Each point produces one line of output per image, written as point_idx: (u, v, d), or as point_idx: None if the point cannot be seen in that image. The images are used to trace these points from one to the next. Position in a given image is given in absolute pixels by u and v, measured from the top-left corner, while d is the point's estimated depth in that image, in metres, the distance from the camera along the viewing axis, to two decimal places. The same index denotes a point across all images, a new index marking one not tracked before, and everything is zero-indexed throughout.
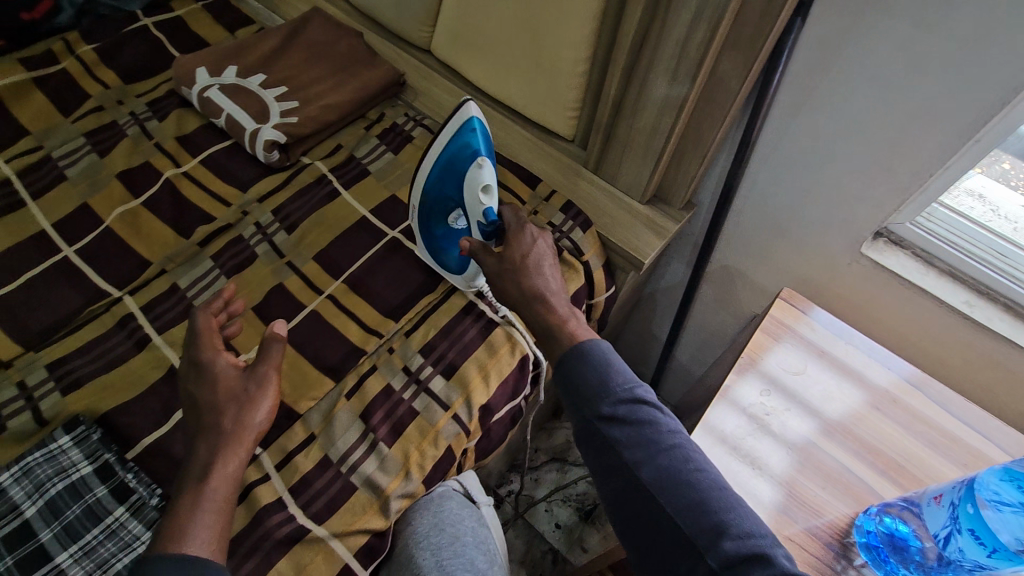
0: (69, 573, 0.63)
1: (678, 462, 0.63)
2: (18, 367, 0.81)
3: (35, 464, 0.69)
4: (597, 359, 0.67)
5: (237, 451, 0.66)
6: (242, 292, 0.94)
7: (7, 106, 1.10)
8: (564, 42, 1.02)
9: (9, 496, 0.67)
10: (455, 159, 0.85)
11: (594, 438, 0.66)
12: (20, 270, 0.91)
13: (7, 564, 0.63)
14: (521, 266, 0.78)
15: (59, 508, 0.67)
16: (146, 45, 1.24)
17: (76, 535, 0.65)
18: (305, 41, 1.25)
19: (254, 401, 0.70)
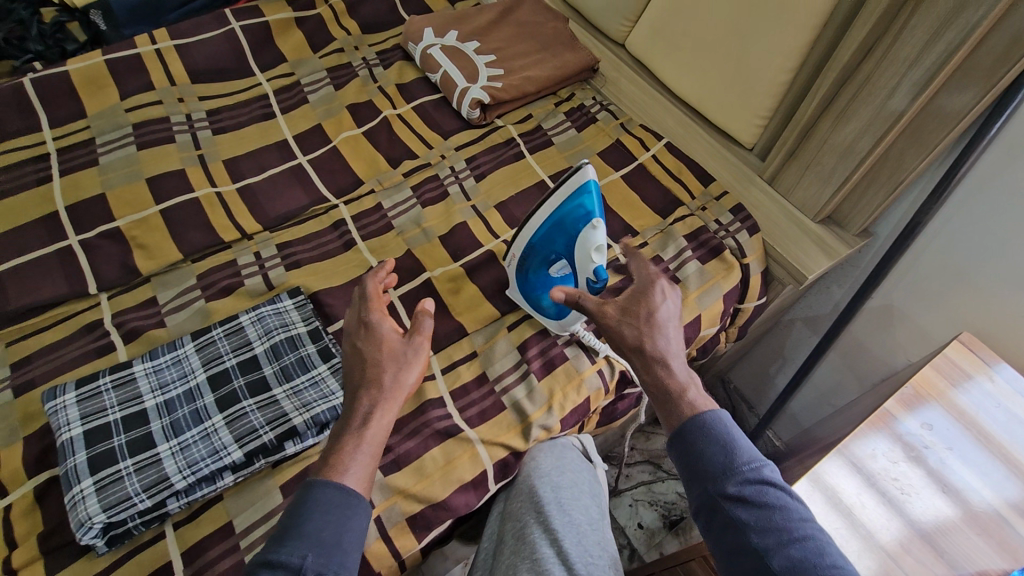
0: (283, 404, 0.76)
1: (812, 557, 0.58)
2: (257, 241, 0.98)
3: (266, 314, 0.84)
4: (718, 434, 0.66)
5: (388, 409, 0.68)
6: (431, 222, 1.04)
7: (272, 35, 1.29)
8: (773, 51, 1.04)
9: (245, 333, 0.82)
10: (566, 218, 0.78)
11: (717, 518, 0.63)
12: (266, 167, 1.09)
13: (238, 384, 0.77)
14: (643, 322, 0.74)
15: (280, 352, 0.81)
16: (383, 3, 1.40)
17: (289, 376, 0.79)
18: (516, 17, 1.35)
19: (406, 368, 0.70)
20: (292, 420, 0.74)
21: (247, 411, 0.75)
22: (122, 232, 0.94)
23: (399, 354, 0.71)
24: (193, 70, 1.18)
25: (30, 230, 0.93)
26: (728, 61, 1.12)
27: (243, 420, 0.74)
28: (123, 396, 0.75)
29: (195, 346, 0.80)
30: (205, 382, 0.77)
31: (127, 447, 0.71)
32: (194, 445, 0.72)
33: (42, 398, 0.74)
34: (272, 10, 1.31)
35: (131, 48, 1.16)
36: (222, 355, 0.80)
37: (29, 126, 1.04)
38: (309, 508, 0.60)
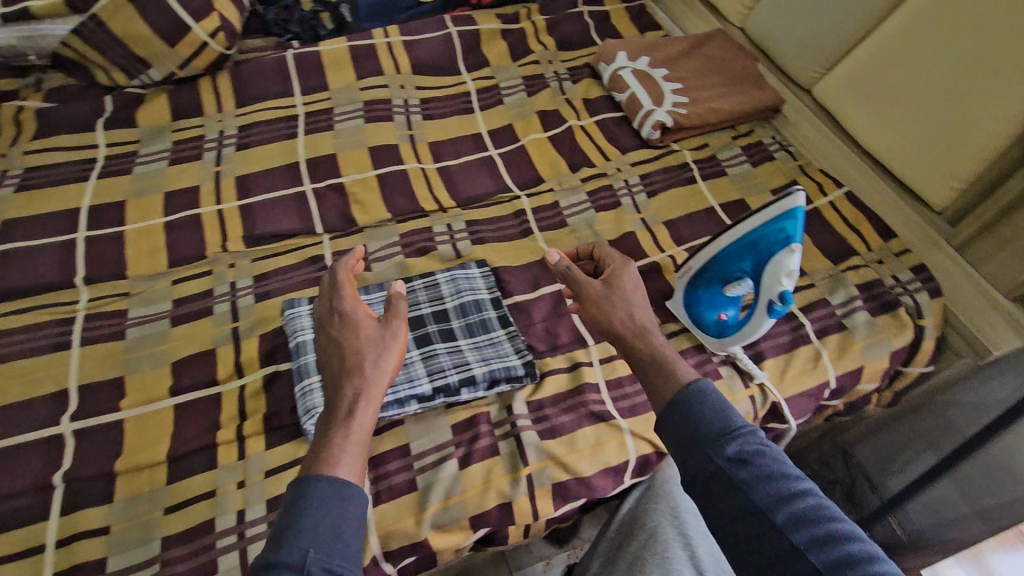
0: (466, 353, 0.87)
1: (817, 511, 0.54)
2: (450, 215, 1.09)
3: (460, 277, 0.96)
4: (713, 401, 0.62)
5: (371, 401, 0.69)
6: (603, 226, 1.10)
7: (481, 42, 1.44)
8: (991, 118, 1.01)
9: (440, 288, 0.93)
10: (762, 241, 0.78)
11: (716, 482, 0.57)
12: (462, 153, 1.22)
13: (432, 329, 0.89)
14: (631, 296, 0.79)
15: (467, 311, 0.92)
16: (579, 26, 1.52)
17: (473, 332, 0.90)
18: (706, 52, 1.40)
19: (384, 357, 0.72)
20: (473, 370, 0.85)
21: (438, 353, 0.87)
22: (345, 188, 1.11)
23: (379, 344, 0.73)
24: (414, 63, 1.35)
25: (276, 173, 1.12)
26: (934, 120, 1.09)
27: (435, 360, 0.85)
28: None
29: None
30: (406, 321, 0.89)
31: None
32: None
33: (282, 306, 0.89)
34: (484, 21, 1.47)
35: (369, 38, 1.35)
36: (420, 302, 0.92)
37: (285, 91, 1.25)
38: (303, 502, 0.57)
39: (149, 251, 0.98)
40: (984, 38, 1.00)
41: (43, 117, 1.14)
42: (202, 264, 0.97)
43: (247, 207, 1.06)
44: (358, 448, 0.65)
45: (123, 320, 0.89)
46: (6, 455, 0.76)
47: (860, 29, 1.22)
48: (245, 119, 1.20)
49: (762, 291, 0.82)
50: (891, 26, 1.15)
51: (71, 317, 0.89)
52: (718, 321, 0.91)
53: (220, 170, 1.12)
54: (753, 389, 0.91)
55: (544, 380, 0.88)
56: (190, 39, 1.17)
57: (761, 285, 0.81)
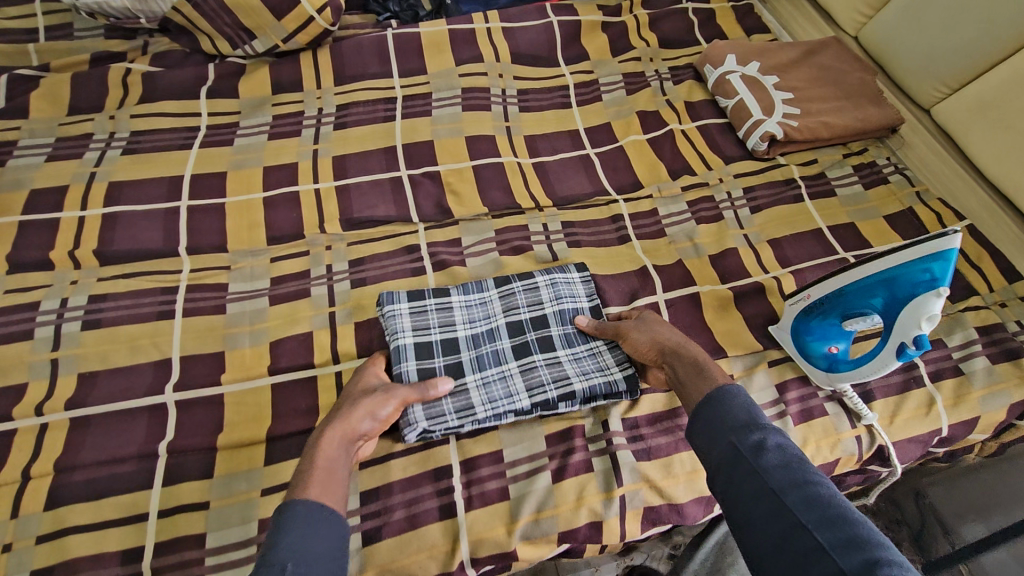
0: (565, 366, 0.84)
1: (830, 498, 0.58)
2: (545, 215, 1.06)
3: (559, 281, 0.93)
4: (742, 400, 0.68)
5: (342, 433, 0.70)
6: (703, 239, 1.05)
7: (580, 34, 1.39)
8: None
9: (539, 293, 0.91)
10: (902, 277, 0.73)
11: (738, 466, 0.62)
12: (559, 150, 1.18)
13: (532, 338, 0.87)
14: (650, 326, 0.83)
15: (566, 319, 0.89)
16: (682, 23, 1.45)
17: (572, 343, 0.87)
18: (820, 62, 1.32)
19: (369, 397, 0.74)
20: (573, 385, 0.81)
21: (537, 365, 0.84)
22: (441, 177, 1.08)
23: (364, 387, 0.77)
24: (513, 51, 1.31)
25: (373, 156, 1.11)
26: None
27: (534, 372, 0.83)
28: (442, 319, 0.88)
29: (498, 293, 0.91)
30: (505, 327, 0.88)
31: (446, 368, 0.83)
32: (494, 383, 0.82)
33: (379, 302, 0.88)
34: (585, 11, 1.41)
35: (469, 22, 1.32)
36: (518, 307, 0.89)
37: (383, 72, 1.23)
38: (281, 522, 0.60)
39: (248, 225, 0.99)
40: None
41: (149, 81, 1.15)
42: (301, 243, 0.97)
43: (344, 188, 1.05)
44: (328, 472, 0.66)
45: (224, 294, 0.90)
46: (114, 420, 0.77)
47: (1003, 49, 1.13)
48: (343, 98, 1.18)
49: (895, 331, 0.76)
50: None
51: (174, 287, 0.90)
52: (828, 354, 0.85)
53: (318, 148, 1.11)
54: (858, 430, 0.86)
55: (640, 397, 0.84)
56: (297, 13, 1.16)
57: (894, 325, 0.76)
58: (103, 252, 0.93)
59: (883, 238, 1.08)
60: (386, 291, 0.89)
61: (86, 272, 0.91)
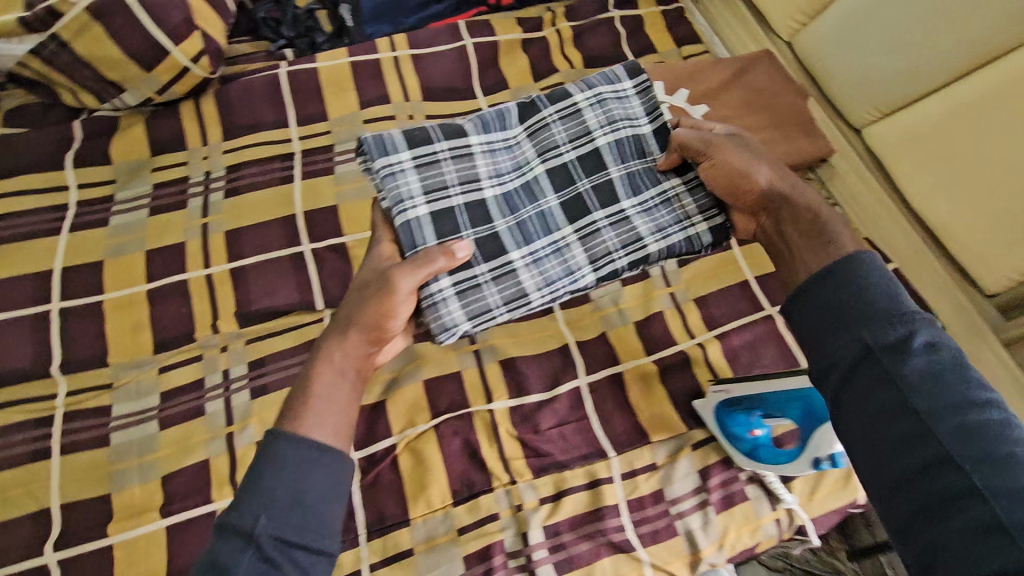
0: (635, 220, 0.86)
1: (985, 418, 0.51)
2: None
3: (608, 98, 0.91)
4: (878, 284, 0.60)
5: (338, 344, 0.72)
6: (629, 303, 1.01)
7: (499, 57, 1.28)
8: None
9: (584, 119, 0.90)
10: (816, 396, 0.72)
11: (868, 368, 0.56)
12: None
13: (586, 186, 0.87)
14: (730, 158, 0.80)
15: (626, 155, 0.89)
16: (608, 36, 1.36)
17: (638, 190, 0.88)
18: (750, 82, 1.25)
19: (382, 297, 0.73)
20: (646, 249, 0.85)
21: (600, 228, 0.86)
22: (347, 249, 1.00)
23: (375, 281, 0.75)
24: (424, 84, 1.20)
25: (270, 227, 1.00)
26: (1002, 208, 1.00)
27: (598, 240, 0.85)
28: (466, 182, 0.85)
29: (540, 155, 0.89)
30: (549, 186, 0.88)
31: (486, 238, 0.84)
32: (547, 258, 0.85)
33: (372, 153, 0.83)
34: (503, 29, 1.31)
35: (372, 53, 1.20)
36: (558, 143, 0.89)
37: (279, 120, 1.11)
38: (272, 462, 0.60)
39: (131, 329, 0.89)
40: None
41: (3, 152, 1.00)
42: (192, 348, 0.89)
43: (240, 271, 0.96)
44: (326, 404, 0.66)
45: (107, 420, 0.82)
46: None
47: (937, 81, 1.09)
48: (233, 156, 1.06)
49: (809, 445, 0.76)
50: (976, 87, 1.03)
51: (50, 417, 0.81)
52: (751, 438, 0.83)
53: (207, 223, 1.00)
54: (777, 513, 0.86)
55: (562, 500, 0.83)
56: (169, 61, 1.01)
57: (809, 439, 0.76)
58: None
59: None
60: (372, 139, 0.83)
61: None
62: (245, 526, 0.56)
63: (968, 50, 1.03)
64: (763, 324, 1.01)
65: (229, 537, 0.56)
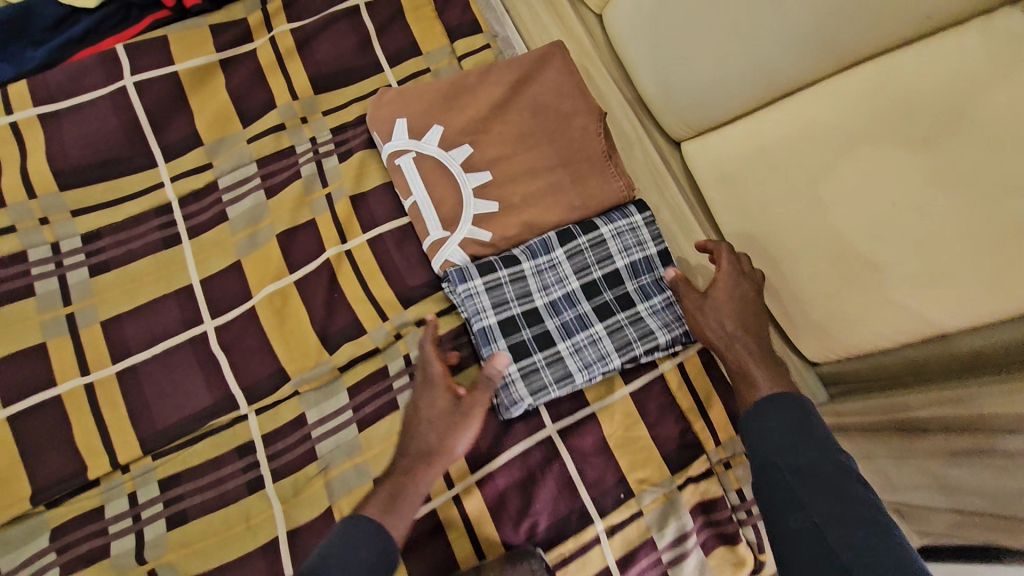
0: (649, 318, 0.85)
1: (881, 537, 0.53)
2: (133, 474, 0.76)
3: (623, 229, 0.89)
4: (794, 411, 0.67)
5: (419, 457, 0.71)
6: (367, 453, 0.80)
7: (186, 94, 0.91)
8: (878, 328, 0.72)
9: (608, 246, 0.87)
10: None
11: (777, 488, 0.61)
12: (157, 336, 0.81)
13: (609, 296, 0.86)
14: (717, 300, 0.79)
15: (638, 270, 0.88)
16: (350, 40, 0.98)
17: (648, 295, 0.87)
18: (533, 97, 0.94)
19: (449, 425, 0.73)
20: (657, 337, 0.84)
21: (622, 324, 0.84)
22: None
23: (427, 403, 0.74)
24: (68, 166, 0.84)
25: None
26: (825, 275, 0.75)
27: (621, 333, 0.83)
28: (519, 291, 0.84)
29: (565, 252, 0.86)
30: (580, 290, 0.85)
31: (533, 342, 0.81)
32: (586, 347, 0.82)
33: (450, 280, 0.83)
34: (185, 52, 0.92)
35: None
36: (589, 266, 0.86)
37: None
38: (350, 537, 0.62)
39: None
40: (900, 210, 0.67)
41: None
42: None
43: None
44: (396, 495, 0.68)
45: None
46: None
47: (746, 104, 0.82)
48: None
49: None
50: (812, 106, 0.74)
51: None
52: None
53: None
54: None
55: None
56: None
57: None
58: None
59: (601, 386, 0.85)
60: (455, 269, 0.83)
61: None
62: None
63: (777, 72, 0.76)
64: (538, 449, 0.81)
65: None
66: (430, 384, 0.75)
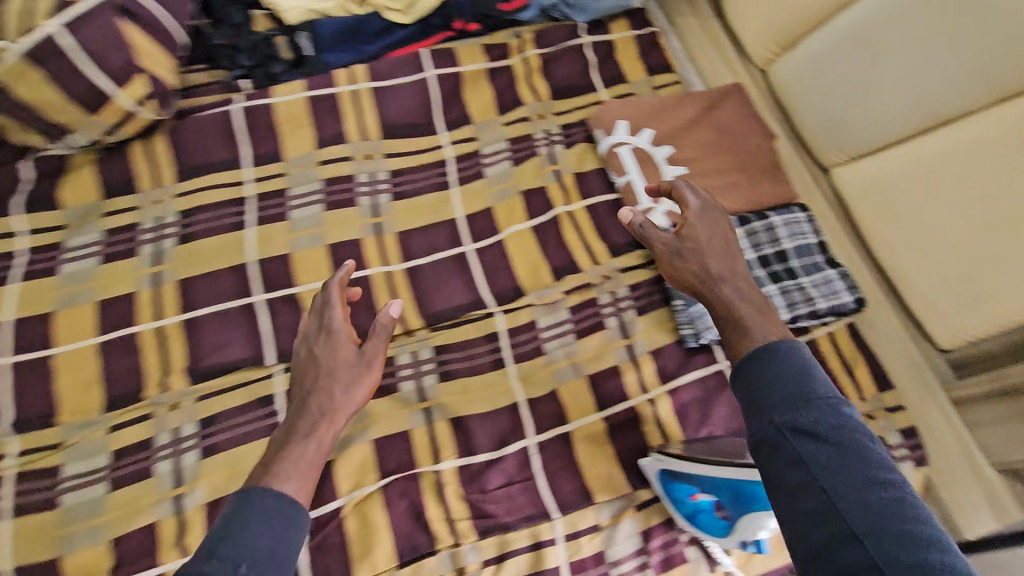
0: (811, 288, 1.06)
1: (892, 504, 0.56)
2: (415, 339, 1.01)
3: (790, 222, 1.12)
4: (794, 369, 0.67)
5: (321, 402, 0.82)
6: (582, 357, 1.02)
7: (462, 88, 1.24)
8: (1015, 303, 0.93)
9: (778, 232, 1.11)
10: (728, 492, 0.80)
11: (780, 448, 0.62)
12: (435, 248, 1.09)
13: (778, 268, 1.08)
14: (699, 244, 0.90)
15: (803, 253, 1.10)
16: (577, 66, 1.31)
17: (808, 272, 1.08)
18: (719, 119, 1.22)
19: (347, 379, 0.84)
20: (817, 305, 1.05)
21: (789, 289, 1.06)
22: (300, 300, 1.01)
23: (321, 359, 0.85)
24: (384, 124, 1.17)
25: (225, 278, 1.01)
26: (970, 260, 0.98)
27: (789, 295, 1.06)
28: None
29: (744, 231, 1.11)
30: (756, 260, 1.09)
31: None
32: None
33: None
34: (465, 59, 1.26)
35: (331, 86, 1.16)
36: (763, 244, 1.10)
37: (231, 159, 1.09)
38: (244, 514, 0.67)
39: (82, 384, 0.91)
40: None
41: None
42: (143, 405, 0.91)
43: (192, 323, 0.97)
44: (304, 465, 0.76)
45: (56, 481, 0.85)
46: None
47: (897, 134, 1.08)
48: (186, 200, 1.06)
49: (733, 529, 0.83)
50: (960, 133, 0.98)
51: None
52: (696, 501, 0.86)
53: (159, 271, 1.01)
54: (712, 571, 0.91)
55: (505, 560, 0.86)
56: (117, 108, 1.01)
57: (733, 524, 0.83)
58: None
59: None
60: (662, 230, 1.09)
61: None
62: None
63: (925, 107, 1.03)
64: (714, 377, 1.02)
65: None
66: (324, 335, 0.87)
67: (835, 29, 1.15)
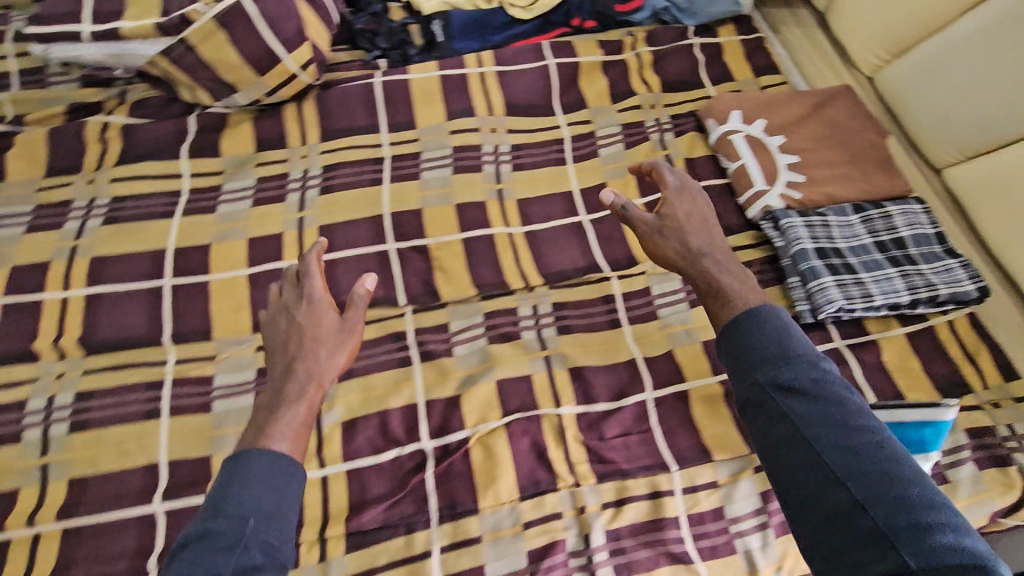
0: (931, 275, 1.06)
1: (874, 450, 0.60)
2: (535, 295, 1.05)
3: (907, 211, 1.13)
4: (773, 327, 0.68)
5: (307, 362, 0.79)
6: (697, 324, 1.03)
7: (579, 76, 1.32)
8: None
9: (894, 220, 1.12)
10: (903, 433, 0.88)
11: (765, 408, 0.65)
12: (551, 216, 1.13)
13: (896, 254, 1.09)
14: (671, 224, 0.86)
15: (922, 242, 1.10)
16: (686, 63, 1.37)
17: (928, 260, 1.08)
18: (830, 114, 1.25)
19: (330, 338, 0.82)
20: (939, 291, 1.04)
21: (910, 273, 1.06)
22: (430, 251, 1.07)
23: (297, 325, 0.82)
24: (508, 103, 1.25)
25: (361, 227, 1.09)
26: None
27: (910, 278, 1.06)
28: (825, 234, 1.10)
29: (859, 218, 1.13)
30: (873, 245, 1.10)
31: (841, 267, 1.06)
32: (881, 282, 1.05)
33: (774, 217, 1.11)
34: (582, 51, 1.35)
35: (461, 67, 1.26)
36: (879, 230, 1.12)
37: (371, 124, 1.19)
38: (239, 474, 0.66)
39: (233, 307, 0.99)
40: None
41: (127, 137, 1.12)
42: None
43: (332, 263, 1.05)
44: (300, 426, 0.74)
45: (208, 389, 0.92)
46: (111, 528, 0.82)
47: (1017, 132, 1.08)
48: (329, 157, 1.15)
49: None
50: None
51: (159, 381, 0.92)
52: None
53: (304, 216, 1.09)
54: None
55: (624, 505, 0.87)
56: (280, 70, 1.13)
57: None
58: (89, 342, 0.94)
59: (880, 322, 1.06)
60: (779, 210, 1.12)
61: (71, 363, 0.93)
62: (227, 535, 0.62)
63: None
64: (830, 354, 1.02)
65: (212, 542, 0.61)
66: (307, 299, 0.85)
67: (954, 32, 1.17)
